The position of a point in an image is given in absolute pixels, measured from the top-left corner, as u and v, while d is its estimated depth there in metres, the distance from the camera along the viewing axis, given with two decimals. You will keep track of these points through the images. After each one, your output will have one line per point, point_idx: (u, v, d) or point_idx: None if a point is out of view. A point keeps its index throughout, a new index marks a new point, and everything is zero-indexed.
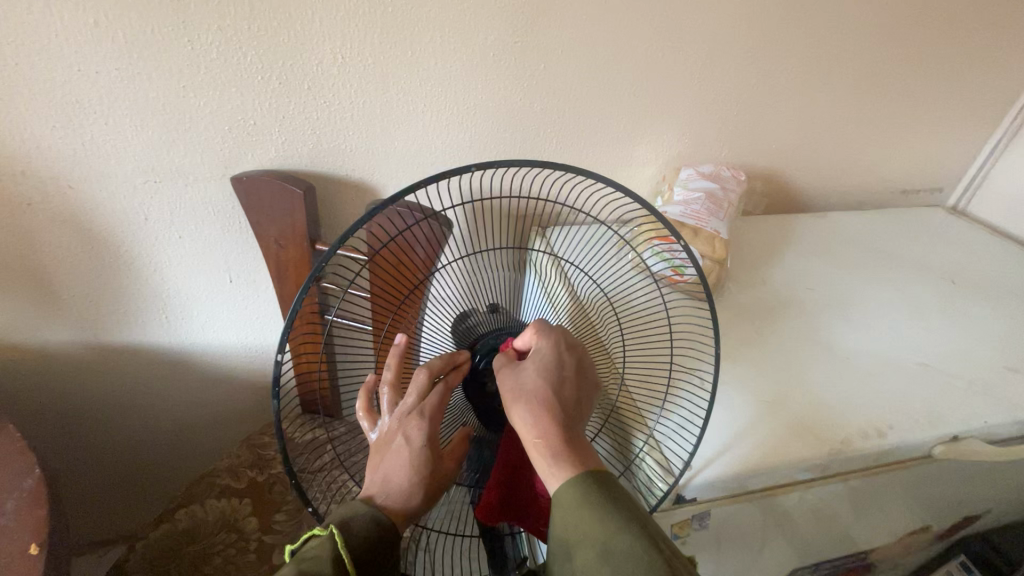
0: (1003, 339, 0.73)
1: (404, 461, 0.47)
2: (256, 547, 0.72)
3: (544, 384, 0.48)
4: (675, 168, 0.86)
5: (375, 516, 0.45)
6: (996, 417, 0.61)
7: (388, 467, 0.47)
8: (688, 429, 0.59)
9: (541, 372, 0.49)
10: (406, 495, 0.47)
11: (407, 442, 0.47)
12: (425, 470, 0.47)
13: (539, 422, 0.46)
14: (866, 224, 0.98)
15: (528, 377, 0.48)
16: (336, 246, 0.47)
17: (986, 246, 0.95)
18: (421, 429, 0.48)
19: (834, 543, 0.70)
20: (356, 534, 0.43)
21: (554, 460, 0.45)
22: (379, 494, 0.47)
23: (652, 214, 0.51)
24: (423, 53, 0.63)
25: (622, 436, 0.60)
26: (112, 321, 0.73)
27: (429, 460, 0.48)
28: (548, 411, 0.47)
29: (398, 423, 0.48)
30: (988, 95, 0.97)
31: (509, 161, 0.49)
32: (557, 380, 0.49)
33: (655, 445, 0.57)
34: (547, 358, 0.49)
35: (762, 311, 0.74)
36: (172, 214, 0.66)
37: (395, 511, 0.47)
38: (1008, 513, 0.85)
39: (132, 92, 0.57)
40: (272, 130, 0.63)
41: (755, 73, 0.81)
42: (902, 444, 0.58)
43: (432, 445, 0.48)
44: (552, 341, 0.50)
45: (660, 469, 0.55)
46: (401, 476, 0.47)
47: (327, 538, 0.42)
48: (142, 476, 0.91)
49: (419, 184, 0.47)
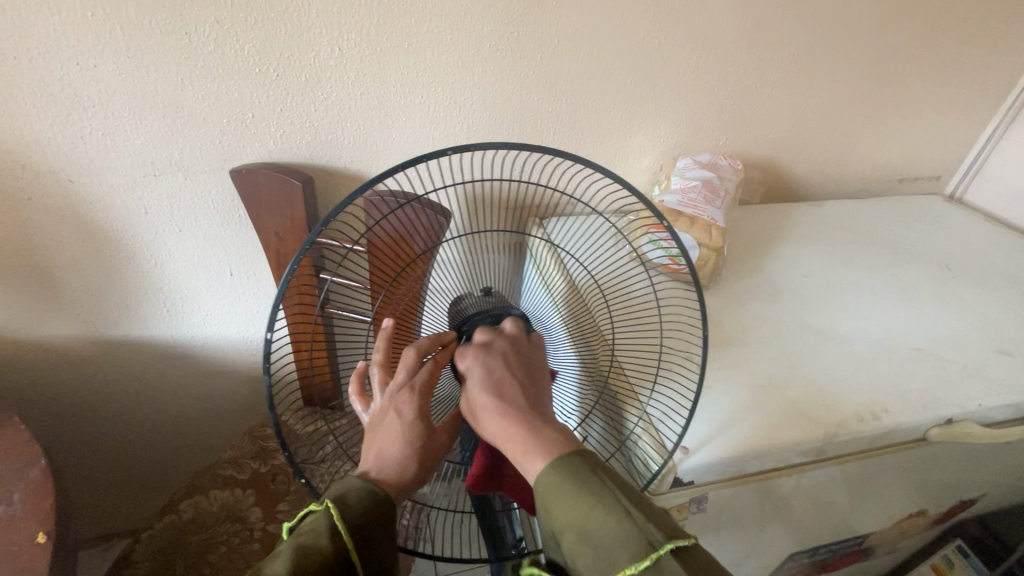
0: (998, 323, 0.73)
1: (396, 435, 0.48)
2: (260, 537, 0.73)
3: (487, 394, 0.48)
4: (673, 158, 0.86)
5: (371, 488, 0.46)
6: (990, 399, 0.62)
7: (381, 442, 0.48)
8: (676, 416, 0.60)
9: (485, 384, 0.48)
10: (400, 468, 0.48)
11: (398, 417, 0.49)
12: (418, 442, 0.49)
13: (499, 422, 0.46)
14: (863, 213, 0.98)
15: (477, 387, 0.48)
16: (317, 231, 0.49)
17: (982, 233, 0.96)
18: (412, 403, 0.49)
19: (831, 527, 0.71)
20: (353, 506, 0.44)
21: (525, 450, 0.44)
22: (373, 469, 0.48)
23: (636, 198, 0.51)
24: (420, 44, 0.64)
25: (617, 418, 0.61)
26: (114, 316, 0.73)
27: (421, 432, 0.49)
28: (503, 413, 0.46)
29: (389, 400, 0.49)
30: (984, 83, 0.97)
31: (488, 144, 0.50)
32: (494, 384, 0.48)
33: (648, 424, 0.57)
34: (488, 366, 0.49)
35: (759, 298, 0.75)
36: (172, 207, 0.66)
37: (391, 484, 0.48)
38: (1004, 497, 0.86)
39: (130, 85, 0.57)
40: (270, 122, 0.64)
41: (752, 61, 0.81)
42: (897, 427, 0.59)
43: (423, 418, 0.49)
44: (472, 356, 0.51)
45: (655, 446, 0.56)
46: (395, 449, 0.48)
47: (323, 512, 0.43)
48: (146, 469, 0.92)
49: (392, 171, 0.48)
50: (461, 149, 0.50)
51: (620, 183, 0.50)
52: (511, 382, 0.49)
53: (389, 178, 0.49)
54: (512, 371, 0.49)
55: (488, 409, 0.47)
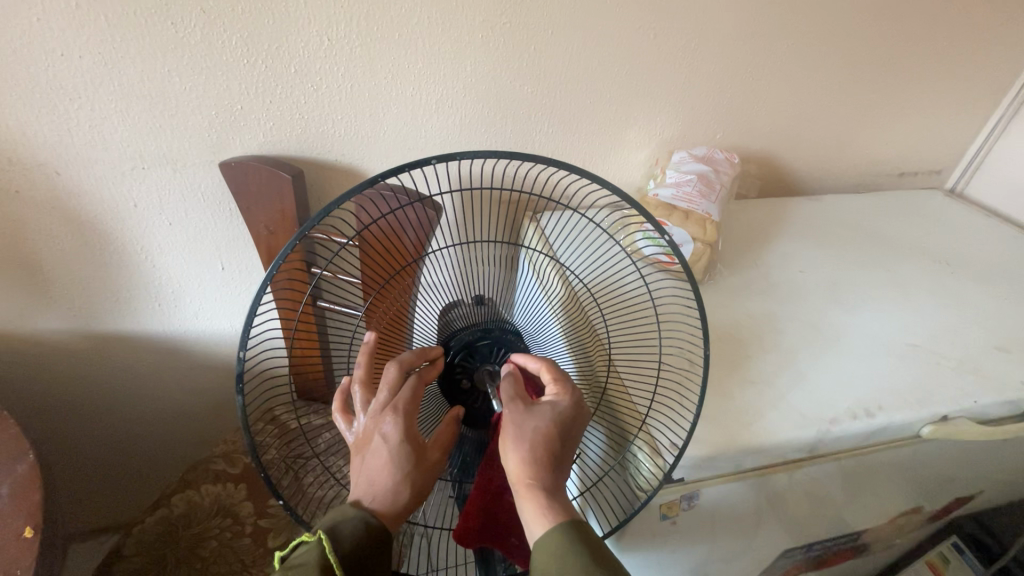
0: (997, 320, 0.72)
1: (384, 459, 0.47)
2: (251, 531, 0.73)
3: (545, 431, 0.47)
4: (669, 151, 0.85)
5: (365, 519, 0.46)
6: (985, 396, 0.61)
7: (370, 469, 0.47)
8: (680, 423, 0.58)
9: (549, 422, 0.48)
10: (392, 493, 0.47)
11: (384, 439, 0.47)
12: (409, 463, 0.48)
13: (535, 463, 0.46)
14: (862, 207, 0.97)
15: (540, 421, 0.48)
16: (295, 240, 0.46)
17: (983, 228, 0.95)
18: (397, 422, 0.48)
19: (825, 524, 0.71)
20: (346, 539, 0.44)
21: (542, 506, 0.45)
22: (366, 497, 0.47)
23: (630, 206, 0.48)
24: (411, 33, 0.63)
25: (615, 426, 0.61)
26: (105, 309, 0.73)
27: (410, 452, 0.48)
28: (544, 460, 0.47)
29: (374, 421, 0.48)
30: (986, 75, 0.96)
31: (474, 152, 0.47)
32: (557, 430, 0.48)
33: (646, 434, 0.57)
34: (570, 410, 0.49)
35: (754, 294, 0.74)
36: (161, 201, 0.66)
37: (384, 510, 0.47)
38: (1000, 495, 0.86)
39: (116, 76, 0.56)
40: (260, 114, 0.63)
41: (750, 52, 0.79)
42: (890, 425, 0.58)
43: (410, 438, 0.48)
44: (563, 389, 0.50)
45: (652, 455, 0.55)
46: (385, 475, 0.47)
47: (315, 543, 0.43)
48: (138, 463, 0.91)
49: (376, 177, 0.46)
50: (445, 158, 0.47)
51: (617, 192, 0.47)
52: (567, 431, 0.49)
53: (370, 187, 0.46)
54: (575, 424, 0.49)
55: (530, 445, 0.47)
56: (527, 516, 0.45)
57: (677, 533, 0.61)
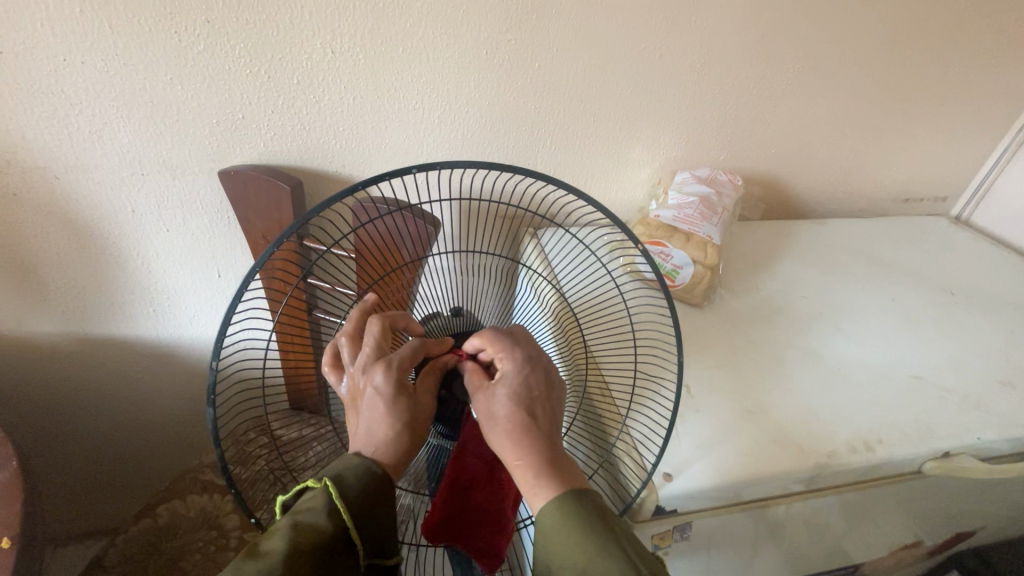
0: (1000, 353, 0.71)
1: (380, 411, 0.46)
2: (235, 545, 0.71)
3: (512, 402, 0.47)
4: (672, 172, 0.85)
5: (369, 465, 0.44)
6: (988, 433, 0.60)
7: (367, 421, 0.46)
8: (653, 440, 0.56)
9: (509, 394, 0.47)
10: (392, 444, 0.46)
11: (377, 391, 0.47)
12: (405, 415, 0.47)
13: (516, 439, 0.45)
14: (866, 232, 0.96)
15: (501, 397, 0.47)
16: (297, 226, 0.50)
17: (988, 257, 0.94)
18: (388, 376, 0.47)
19: (822, 555, 0.69)
20: (352, 484, 0.42)
21: (536, 478, 0.44)
22: (366, 449, 0.46)
23: (610, 219, 0.53)
24: (415, 49, 0.62)
25: (597, 434, 0.59)
26: (99, 314, 0.72)
27: (405, 404, 0.47)
28: (520, 429, 0.46)
29: (366, 376, 0.48)
30: (994, 104, 0.95)
31: (467, 163, 0.53)
32: (524, 396, 0.48)
33: (629, 441, 0.55)
34: (519, 372, 0.49)
35: (754, 319, 0.73)
36: (159, 205, 0.65)
37: (387, 461, 0.45)
38: (1003, 530, 0.84)
39: (118, 84, 0.56)
40: (260, 125, 0.63)
41: (757, 74, 0.79)
42: (890, 459, 0.57)
43: (402, 389, 0.47)
44: (512, 358, 0.49)
45: (634, 466, 0.54)
46: (384, 426, 0.46)
47: (321, 490, 0.41)
48: (128, 469, 0.91)
49: (377, 178, 0.50)
50: (426, 167, 0.51)
51: (596, 205, 0.53)
52: (531, 393, 0.48)
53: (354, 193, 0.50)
54: (535, 386, 0.49)
55: (505, 422, 0.46)
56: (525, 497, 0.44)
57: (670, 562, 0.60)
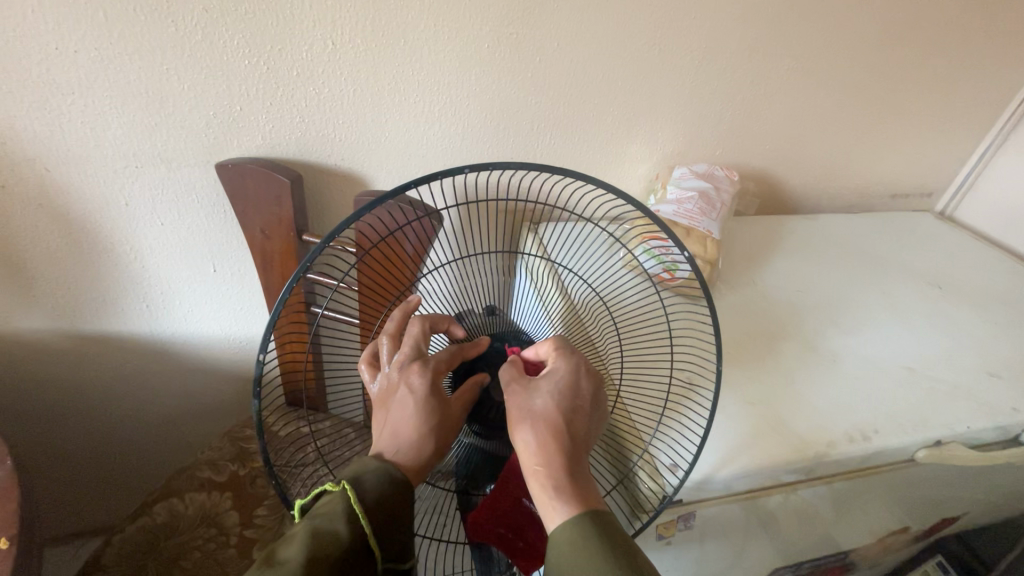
0: (987, 345, 0.73)
1: (410, 411, 0.47)
2: (236, 543, 0.71)
3: (555, 408, 0.47)
4: (670, 167, 0.85)
5: (388, 470, 0.44)
6: (977, 422, 0.62)
7: (395, 420, 0.47)
8: (691, 438, 0.57)
9: (553, 394, 0.48)
10: (416, 445, 0.47)
11: (411, 391, 0.47)
12: (434, 418, 0.48)
13: (546, 449, 0.45)
14: (855, 227, 0.98)
15: (545, 398, 0.48)
16: (325, 242, 0.48)
17: (972, 252, 0.97)
18: (425, 377, 0.48)
19: (816, 543, 0.71)
20: (370, 488, 0.42)
21: (556, 492, 0.44)
22: (388, 450, 0.46)
23: (644, 214, 0.51)
24: (417, 41, 0.62)
25: (615, 449, 0.60)
26: (90, 310, 0.71)
27: (434, 406, 0.48)
28: (552, 433, 0.46)
29: (401, 374, 0.48)
30: (980, 102, 0.98)
31: (506, 162, 0.51)
32: (569, 407, 0.48)
33: (649, 458, 0.56)
34: (571, 379, 0.49)
35: (751, 312, 0.74)
36: (154, 198, 0.64)
37: (408, 464, 0.46)
38: (984, 515, 0.87)
39: (113, 74, 0.55)
40: (259, 116, 0.62)
41: (754, 69, 0.80)
42: (885, 448, 0.58)
43: (436, 392, 0.48)
44: (569, 364, 0.50)
45: (652, 479, 0.55)
46: (411, 428, 0.47)
47: (339, 494, 0.41)
48: (120, 468, 0.89)
49: (414, 183, 0.49)
50: (478, 167, 0.50)
51: (625, 198, 0.50)
52: (574, 404, 0.48)
53: (404, 193, 0.49)
54: (581, 395, 0.49)
55: (544, 426, 0.46)
56: (538, 503, 0.44)
57: (672, 551, 0.61)
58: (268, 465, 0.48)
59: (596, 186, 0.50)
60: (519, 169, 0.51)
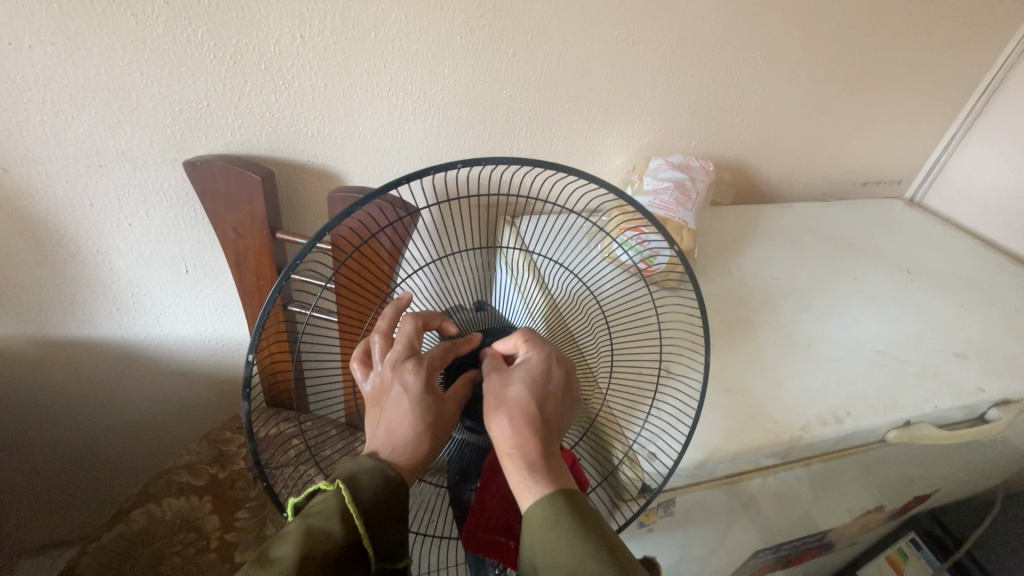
0: (954, 326, 0.75)
1: (406, 409, 0.46)
2: (216, 546, 0.70)
3: (528, 395, 0.47)
4: (646, 158, 0.86)
5: (383, 470, 0.44)
6: (944, 402, 0.63)
7: (390, 418, 0.46)
8: (679, 428, 0.58)
9: (527, 381, 0.48)
10: (412, 443, 0.46)
11: (405, 389, 0.47)
12: (429, 415, 0.47)
13: (520, 434, 0.45)
14: (828, 215, 1.00)
15: (518, 385, 0.48)
16: (314, 241, 0.46)
17: (939, 236, 0.99)
18: (419, 374, 0.47)
19: (794, 524, 0.73)
20: (366, 487, 0.42)
21: (530, 473, 0.44)
22: (383, 449, 0.46)
23: (630, 203, 0.49)
24: (388, 34, 0.61)
25: (598, 447, 0.59)
26: (57, 314, 0.69)
27: (429, 403, 0.47)
28: (527, 420, 0.46)
29: (394, 372, 0.48)
30: (946, 89, 1.00)
31: (496, 158, 0.48)
32: (542, 393, 0.48)
33: (632, 458, 0.56)
34: (543, 367, 0.49)
35: (728, 301, 0.75)
36: (119, 198, 0.62)
37: (403, 463, 0.45)
38: (955, 492, 0.90)
39: (71, 70, 0.53)
40: (227, 113, 0.60)
41: (727, 60, 0.81)
42: (858, 430, 0.60)
43: (431, 389, 0.48)
44: (542, 354, 0.50)
45: (634, 476, 0.55)
46: (406, 425, 0.46)
47: (333, 492, 0.41)
48: (96, 476, 0.88)
49: (401, 181, 0.46)
50: (472, 163, 0.48)
51: (607, 186, 0.48)
52: (546, 390, 0.48)
53: (394, 190, 0.47)
54: (553, 382, 0.49)
55: (517, 413, 0.46)
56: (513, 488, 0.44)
57: (654, 537, 0.62)
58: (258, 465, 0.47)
59: (579, 177, 0.48)
60: (507, 164, 0.48)
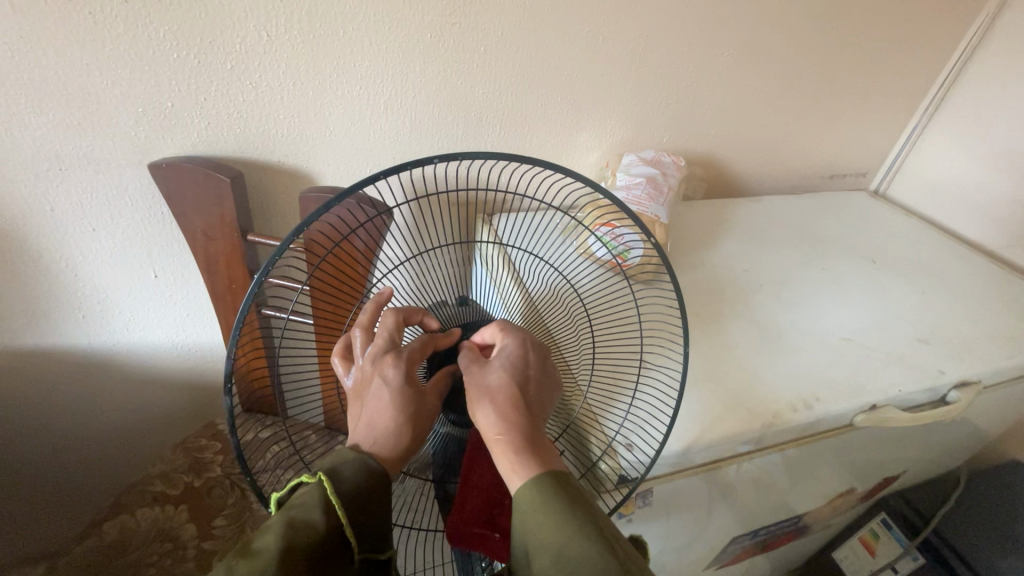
0: (918, 312, 0.78)
1: (387, 401, 0.46)
2: (194, 556, 0.69)
3: (510, 381, 0.48)
4: (618, 155, 0.87)
5: (366, 462, 0.43)
6: (908, 385, 0.66)
7: (370, 411, 0.46)
8: (655, 423, 0.59)
9: (506, 368, 0.49)
10: (394, 435, 0.46)
11: (386, 382, 0.47)
12: (410, 407, 0.47)
13: (505, 420, 0.46)
14: (798, 207, 1.03)
15: (497, 373, 0.48)
16: (290, 239, 0.44)
17: (902, 226, 1.03)
18: (399, 368, 0.47)
19: (771, 509, 0.75)
20: (347, 479, 0.42)
21: (516, 457, 0.44)
22: (365, 441, 0.45)
23: (602, 195, 0.49)
24: (356, 32, 0.61)
25: (577, 442, 0.60)
26: (20, 323, 0.67)
27: (410, 396, 0.47)
28: (511, 406, 0.46)
29: (375, 366, 0.47)
30: (906, 83, 1.03)
31: (472, 153, 0.48)
32: (522, 378, 0.49)
33: (612, 452, 0.56)
34: (518, 352, 0.50)
35: (702, 294, 0.77)
36: (83, 202, 0.60)
37: (386, 455, 0.45)
38: (922, 473, 0.93)
39: (27, 71, 0.51)
40: (192, 113, 0.59)
41: (696, 56, 0.82)
42: (827, 415, 0.62)
43: (411, 382, 0.48)
44: (518, 339, 0.51)
45: (613, 467, 0.55)
46: (388, 418, 0.46)
47: (315, 484, 0.41)
48: (68, 489, 0.85)
49: (377, 176, 0.45)
50: (448, 158, 0.47)
51: (580, 179, 0.48)
52: (524, 374, 0.49)
53: (368, 186, 0.45)
54: (531, 366, 0.50)
55: (501, 399, 0.47)
56: (503, 471, 0.44)
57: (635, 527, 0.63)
58: (240, 464, 0.45)
59: (559, 174, 0.49)
60: (484, 159, 0.48)
